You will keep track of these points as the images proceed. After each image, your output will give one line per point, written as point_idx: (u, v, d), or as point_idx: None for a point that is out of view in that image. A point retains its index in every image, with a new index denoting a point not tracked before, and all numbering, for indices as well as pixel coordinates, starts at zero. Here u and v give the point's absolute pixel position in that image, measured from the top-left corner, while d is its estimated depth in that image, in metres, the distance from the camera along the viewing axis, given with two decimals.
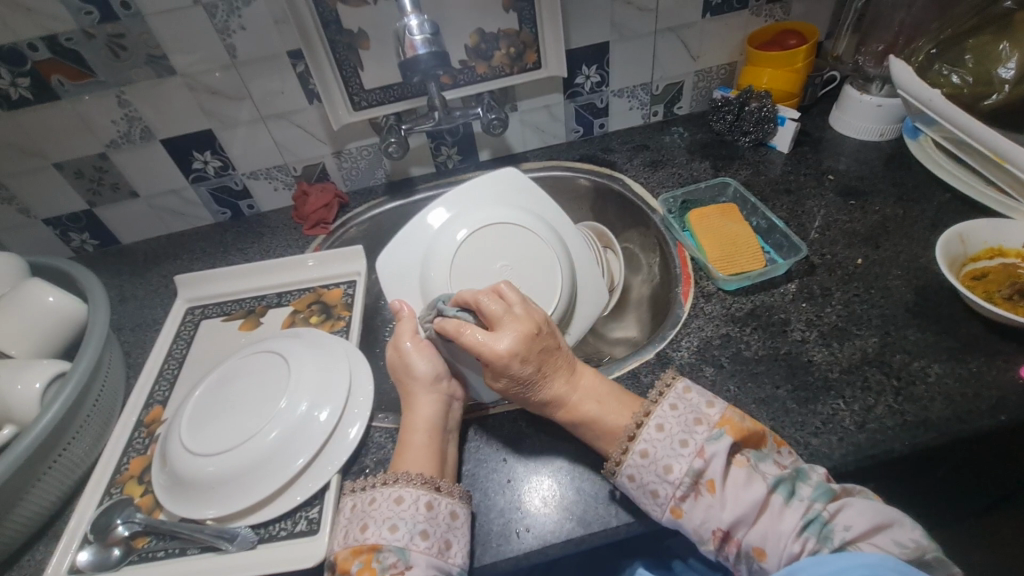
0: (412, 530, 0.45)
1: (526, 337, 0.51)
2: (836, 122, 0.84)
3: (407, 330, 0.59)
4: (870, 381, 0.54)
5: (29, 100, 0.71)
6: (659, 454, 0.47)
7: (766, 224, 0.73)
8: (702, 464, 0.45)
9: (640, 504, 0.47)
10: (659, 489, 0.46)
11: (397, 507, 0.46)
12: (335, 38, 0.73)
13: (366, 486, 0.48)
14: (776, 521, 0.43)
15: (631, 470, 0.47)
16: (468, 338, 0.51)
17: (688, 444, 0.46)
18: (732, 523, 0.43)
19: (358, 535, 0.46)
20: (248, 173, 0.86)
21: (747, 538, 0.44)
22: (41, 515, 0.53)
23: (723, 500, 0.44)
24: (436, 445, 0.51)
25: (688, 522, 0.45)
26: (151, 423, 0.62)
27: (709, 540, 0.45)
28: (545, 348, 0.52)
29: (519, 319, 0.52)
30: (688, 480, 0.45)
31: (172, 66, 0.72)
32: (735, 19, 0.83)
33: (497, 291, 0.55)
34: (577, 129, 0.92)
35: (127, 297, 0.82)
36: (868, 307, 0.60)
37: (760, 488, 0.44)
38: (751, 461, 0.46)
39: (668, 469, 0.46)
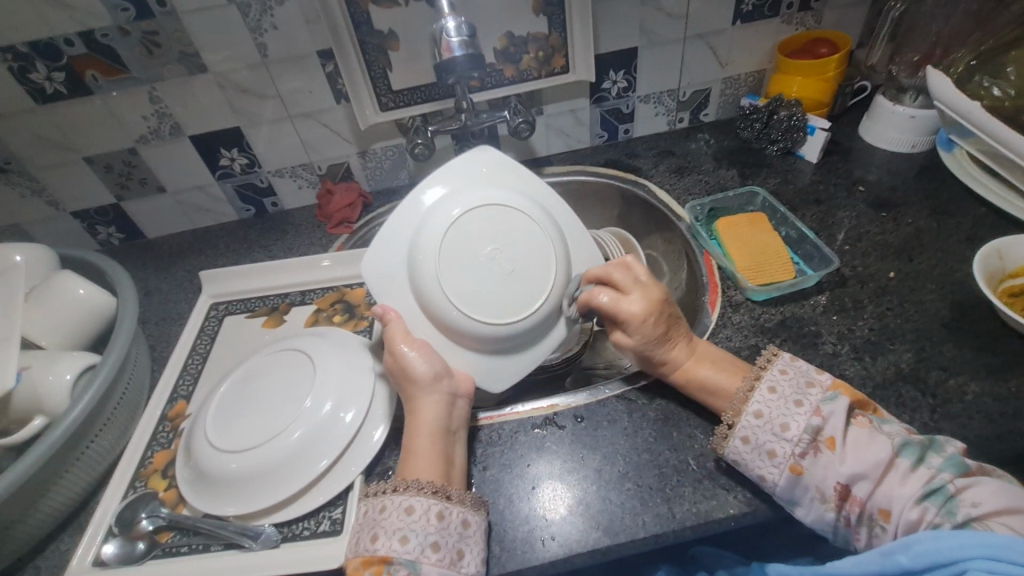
0: (423, 542, 0.45)
1: (658, 305, 0.55)
2: (866, 132, 0.82)
3: (396, 333, 0.55)
4: (904, 397, 0.53)
5: (63, 95, 0.72)
6: (773, 415, 0.48)
7: (796, 235, 0.72)
8: (820, 421, 0.46)
9: (751, 466, 0.48)
10: (776, 448, 0.47)
11: (407, 517, 0.46)
12: (366, 40, 0.74)
13: (377, 492, 0.48)
14: (897, 483, 0.43)
15: (744, 430, 0.48)
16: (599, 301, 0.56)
17: (803, 404, 0.47)
18: (852, 476, 0.44)
19: (368, 545, 0.45)
20: (273, 171, 0.87)
21: (871, 497, 0.44)
22: (68, 506, 0.54)
23: (846, 455, 0.45)
24: (442, 448, 0.51)
25: (810, 479, 0.45)
26: (175, 417, 0.62)
27: (831, 498, 0.45)
28: (671, 317, 0.55)
29: (641, 293, 0.56)
30: (806, 437, 0.46)
31: (203, 64, 0.73)
32: (765, 27, 0.82)
33: (625, 264, 0.57)
34: (602, 133, 0.92)
35: (152, 291, 0.82)
36: (902, 321, 0.59)
37: (885, 449, 0.44)
38: (874, 423, 0.47)
39: (785, 427, 0.47)
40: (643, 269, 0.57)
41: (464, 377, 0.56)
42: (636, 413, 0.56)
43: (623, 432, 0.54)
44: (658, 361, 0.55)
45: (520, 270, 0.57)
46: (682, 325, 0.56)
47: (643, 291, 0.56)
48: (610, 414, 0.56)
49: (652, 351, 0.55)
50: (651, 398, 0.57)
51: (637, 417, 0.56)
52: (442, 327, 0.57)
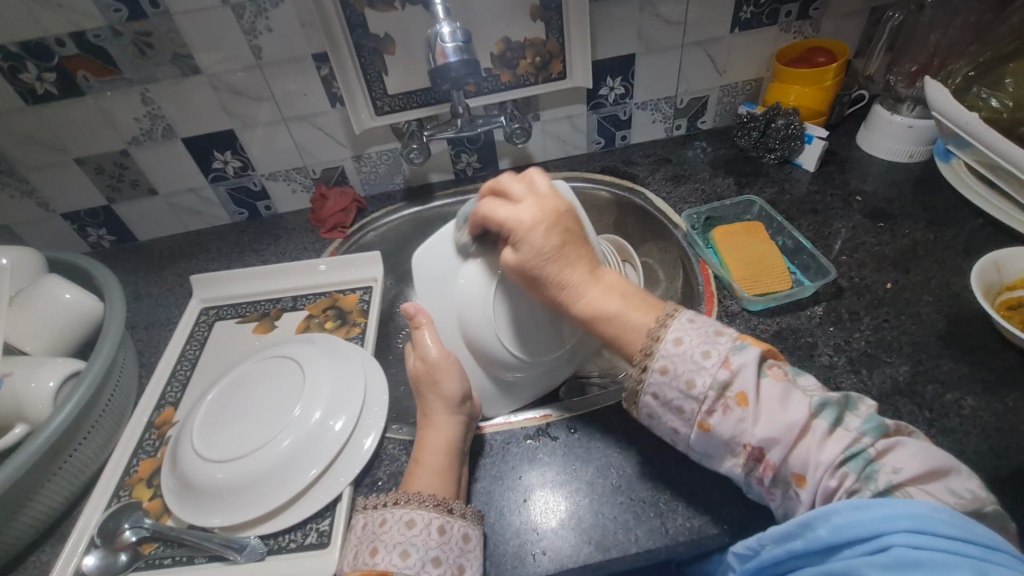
0: (424, 557, 0.44)
1: (550, 213, 0.52)
2: (863, 142, 0.82)
3: (430, 341, 0.55)
4: (900, 411, 0.52)
5: (54, 95, 0.71)
6: (679, 370, 0.45)
7: (792, 244, 0.71)
8: (728, 375, 0.43)
9: (663, 419, 0.46)
10: (684, 405, 0.45)
11: (409, 531, 0.45)
12: (361, 43, 0.73)
13: (378, 505, 0.47)
14: (814, 448, 0.41)
15: (652, 388, 0.46)
16: (492, 209, 0.54)
17: (711, 355, 0.44)
18: (766, 440, 0.41)
19: (367, 559, 0.44)
20: (267, 175, 0.86)
21: (784, 461, 0.41)
22: (49, 516, 0.53)
23: (757, 413, 0.42)
24: (454, 469, 0.50)
25: (718, 434, 0.43)
26: (162, 424, 0.61)
27: (740, 454, 0.43)
28: (567, 230, 0.52)
29: (535, 197, 0.54)
30: (714, 393, 0.43)
31: (197, 65, 0.72)
32: (763, 35, 0.82)
33: (526, 176, 0.57)
34: (599, 140, 0.92)
35: (142, 295, 0.81)
36: (898, 334, 0.59)
37: (801, 410, 0.42)
38: (788, 376, 0.44)
39: (690, 383, 0.44)
40: (547, 184, 0.56)
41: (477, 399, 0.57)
42: (630, 425, 0.55)
43: (617, 444, 0.54)
44: (558, 280, 0.51)
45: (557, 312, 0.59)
46: (583, 245, 0.52)
47: (539, 200, 0.53)
48: (605, 426, 0.55)
49: (545, 269, 0.51)
50: None
51: (631, 428, 0.55)
52: (475, 349, 0.57)
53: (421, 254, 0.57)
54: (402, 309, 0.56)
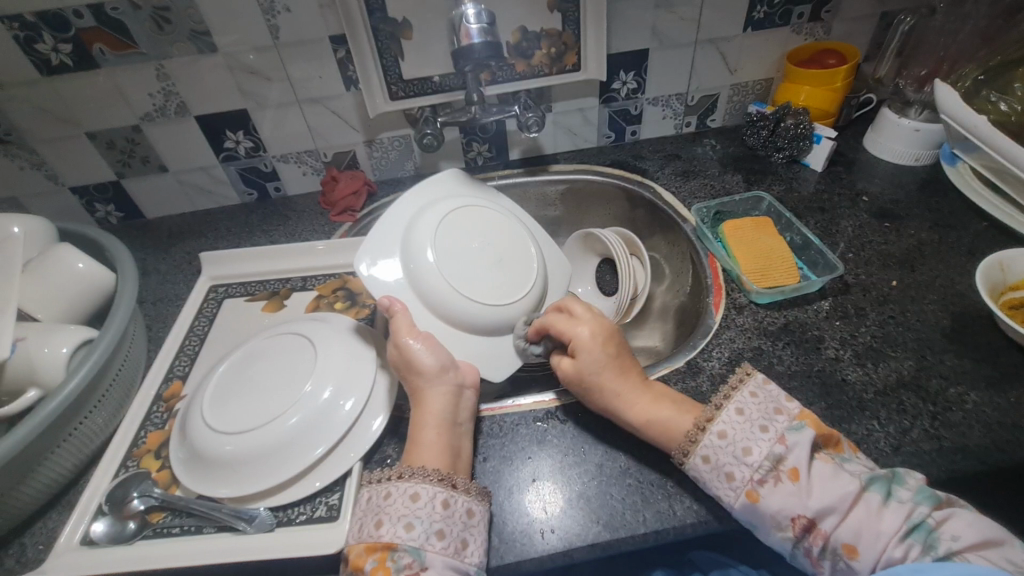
0: (428, 529, 0.44)
1: (607, 325, 0.57)
2: (871, 144, 0.83)
3: (400, 333, 0.54)
4: (905, 404, 0.53)
5: (69, 67, 0.71)
6: (737, 437, 0.46)
7: (800, 241, 0.72)
8: (782, 450, 0.45)
9: (710, 487, 0.46)
10: (735, 472, 0.45)
11: (413, 504, 0.45)
12: (379, 27, 0.73)
13: (382, 479, 0.48)
14: (873, 519, 0.42)
15: (705, 450, 0.47)
16: (558, 325, 0.57)
17: (768, 430, 0.46)
18: (821, 511, 0.42)
19: (372, 531, 0.45)
20: (278, 156, 0.86)
21: (836, 530, 0.42)
22: (57, 483, 0.53)
23: (810, 488, 0.43)
24: (449, 441, 0.50)
25: (768, 505, 0.44)
26: (170, 398, 0.61)
27: (792, 528, 0.43)
28: (619, 347, 0.56)
29: (589, 319, 0.57)
30: (767, 464, 0.45)
31: (214, 43, 0.72)
32: (775, 35, 0.83)
33: (568, 301, 0.60)
34: (609, 134, 0.92)
35: (150, 271, 0.81)
36: (903, 329, 0.60)
37: (853, 482, 0.43)
38: (836, 459, 0.45)
39: (747, 451, 0.45)
40: (589, 306, 0.59)
41: (470, 367, 0.56)
42: None
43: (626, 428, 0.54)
44: (591, 371, 0.53)
45: (506, 258, 0.63)
46: (629, 360, 0.55)
47: (598, 318, 0.57)
48: None
49: (594, 370, 0.53)
50: None
51: None
52: (451, 319, 0.59)
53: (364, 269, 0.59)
54: (377, 303, 0.56)
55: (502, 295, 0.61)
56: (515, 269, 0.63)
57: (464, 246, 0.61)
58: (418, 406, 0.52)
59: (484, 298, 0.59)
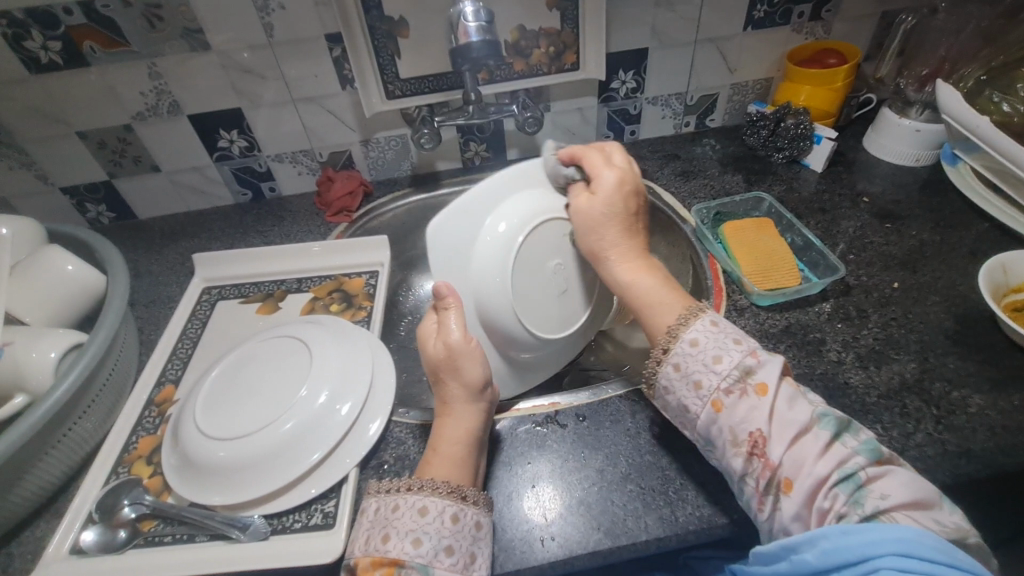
0: (436, 545, 0.43)
1: (625, 182, 0.55)
2: (871, 144, 0.83)
3: (455, 324, 0.53)
4: (909, 408, 0.52)
5: (59, 65, 0.70)
6: (709, 346, 0.46)
7: (801, 242, 0.71)
8: (753, 363, 0.44)
9: (678, 395, 0.47)
10: (703, 379, 0.45)
11: (421, 519, 0.44)
12: (375, 25, 0.72)
13: (390, 490, 0.46)
14: (813, 458, 0.40)
15: (677, 359, 0.47)
16: (592, 164, 0.56)
17: (741, 343, 0.46)
18: (772, 432, 0.41)
19: (379, 545, 0.43)
20: (273, 156, 0.85)
21: (782, 462, 0.40)
22: (45, 490, 0.51)
23: (772, 403, 0.42)
24: (473, 458, 0.49)
25: (729, 416, 0.43)
26: (163, 402, 0.60)
27: (743, 444, 0.42)
28: (633, 207, 0.55)
29: (618, 170, 0.56)
30: (735, 374, 0.44)
31: (208, 41, 0.71)
32: (776, 35, 0.83)
33: (605, 149, 0.58)
34: (608, 134, 0.92)
35: (142, 272, 0.80)
36: (906, 332, 0.59)
37: (806, 413, 0.42)
38: (801, 389, 0.44)
39: (717, 359, 0.45)
40: (624, 160, 0.57)
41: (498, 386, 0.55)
42: (639, 414, 0.55)
43: (626, 432, 0.54)
44: (604, 249, 0.54)
45: (568, 288, 0.59)
46: (641, 221, 0.56)
47: (626, 167, 0.56)
48: (614, 414, 0.55)
49: (604, 212, 0.54)
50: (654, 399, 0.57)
51: (640, 417, 0.55)
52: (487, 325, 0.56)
53: (437, 226, 0.55)
54: (433, 287, 0.54)
55: (547, 324, 0.58)
56: (573, 302, 0.59)
57: (537, 256, 0.56)
58: (448, 415, 0.51)
59: (530, 319, 0.56)
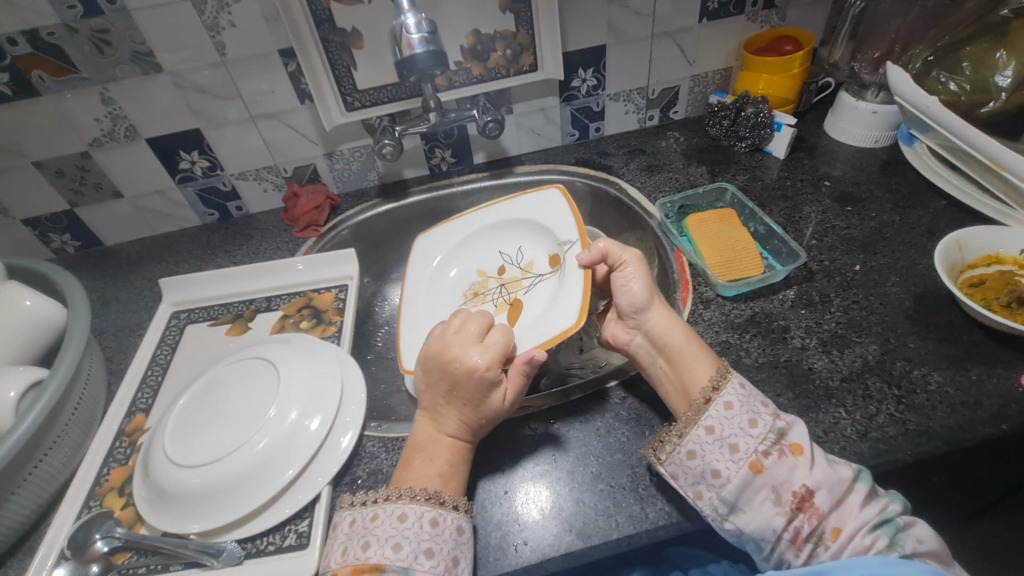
0: (416, 548, 0.44)
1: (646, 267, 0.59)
2: (831, 128, 0.84)
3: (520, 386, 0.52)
4: (871, 389, 0.53)
5: (8, 96, 0.69)
6: (743, 409, 0.47)
7: (763, 230, 0.72)
8: (784, 426, 0.46)
9: (711, 458, 0.46)
10: (739, 443, 0.46)
11: (400, 525, 0.44)
12: (328, 38, 0.72)
13: (366, 502, 0.46)
14: (856, 507, 0.43)
15: (711, 420, 0.47)
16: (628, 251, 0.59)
17: (769, 406, 0.48)
18: (819, 486, 0.43)
19: (359, 553, 0.44)
20: (237, 174, 0.84)
21: (826, 510, 0.43)
22: (15, 530, 0.51)
23: (810, 463, 0.45)
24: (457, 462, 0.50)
25: (768, 477, 0.44)
26: (133, 432, 0.59)
27: (785, 503, 0.44)
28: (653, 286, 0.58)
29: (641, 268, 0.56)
30: (772, 437, 0.46)
31: (159, 63, 0.70)
32: (731, 25, 0.83)
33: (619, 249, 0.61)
34: (572, 132, 0.92)
35: (109, 300, 0.79)
36: (867, 314, 0.60)
37: (847, 470, 0.45)
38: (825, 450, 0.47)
39: (753, 422, 0.46)
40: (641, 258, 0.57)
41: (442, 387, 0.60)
42: (608, 413, 0.56)
43: (596, 432, 0.54)
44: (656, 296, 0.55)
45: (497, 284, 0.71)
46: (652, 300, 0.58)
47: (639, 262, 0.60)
48: (584, 414, 0.56)
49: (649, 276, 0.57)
50: (623, 396, 0.57)
51: (609, 416, 0.55)
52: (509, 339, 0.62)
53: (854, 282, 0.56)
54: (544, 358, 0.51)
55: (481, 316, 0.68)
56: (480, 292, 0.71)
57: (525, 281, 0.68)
58: (434, 423, 0.52)
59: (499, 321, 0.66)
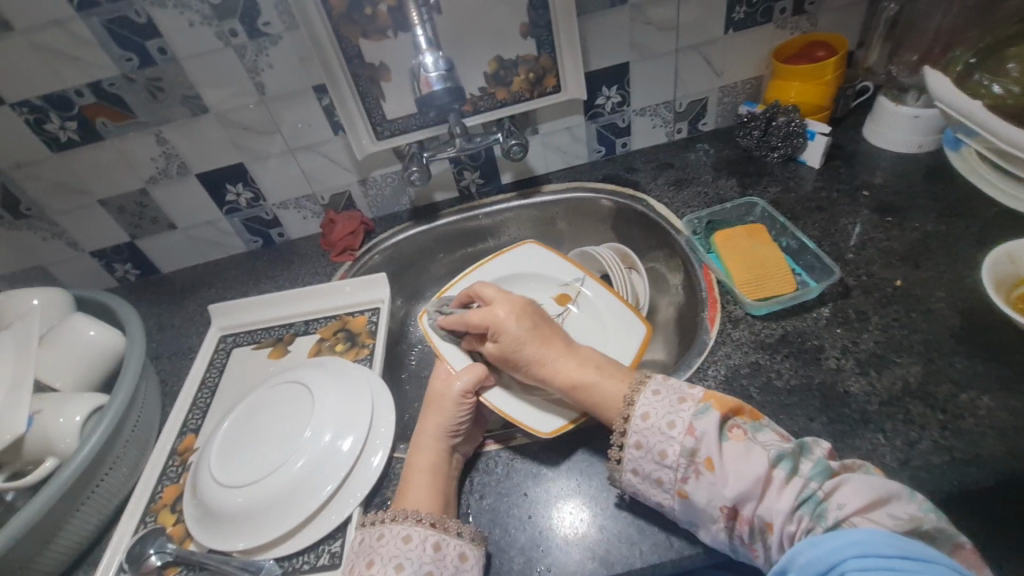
0: (418, 570, 0.45)
1: (519, 308, 0.60)
2: (871, 134, 0.81)
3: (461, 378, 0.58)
4: (912, 414, 0.51)
5: (76, 142, 0.76)
6: (652, 442, 0.48)
7: (796, 245, 0.69)
8: (693, 442, 0.46)
9: (648, 493, 0.48)
10: (662, 475, 0.47)
11: (404, 546, 0.46)
12: (358, 72, 0.75)
13: (377, 521, 0.49)
14: (774, 496, 0.42)
15: (631, 465, 0.48)
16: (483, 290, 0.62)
17: (676, 425, 0.47)
18: (738, 498, 0.43)
19: (364, 571, 0.45)
20: (278, 204, 0.89)
21: (759, 514, 0.42)
22: (81, 543, 0.56)
23: (724, 476, 0.44)
24: (440, 487, 0.52)
25: (696, 500, 0.45)
26: (185, 451, 0.64)
27: (720, 519, 0.44)
28: (536, 321, 0.59)
29: (506, 301, 0.60)
30: (684, 460, 0.46)
31: (205, 105, 0.76)
32: (760, 34, 0.81)
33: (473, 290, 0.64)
34: (599, 149, 0.92)
35: (165, 325, 0.85)
36: (909, 332, 0.57)
37: (760, 462, 0.43)
38: (748, 433, 0.46)
39: (663, 453, 0.47)
40: (499, 287, 0.62)
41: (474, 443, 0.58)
42: None
43: None
44: (545, 357, 0.56)
45: None
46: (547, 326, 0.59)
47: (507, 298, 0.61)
48: (609, 439, 0.56)
49: (522, 349, 0.57)
50: None
51: None
52: None
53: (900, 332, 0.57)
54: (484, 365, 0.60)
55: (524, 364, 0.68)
56: None
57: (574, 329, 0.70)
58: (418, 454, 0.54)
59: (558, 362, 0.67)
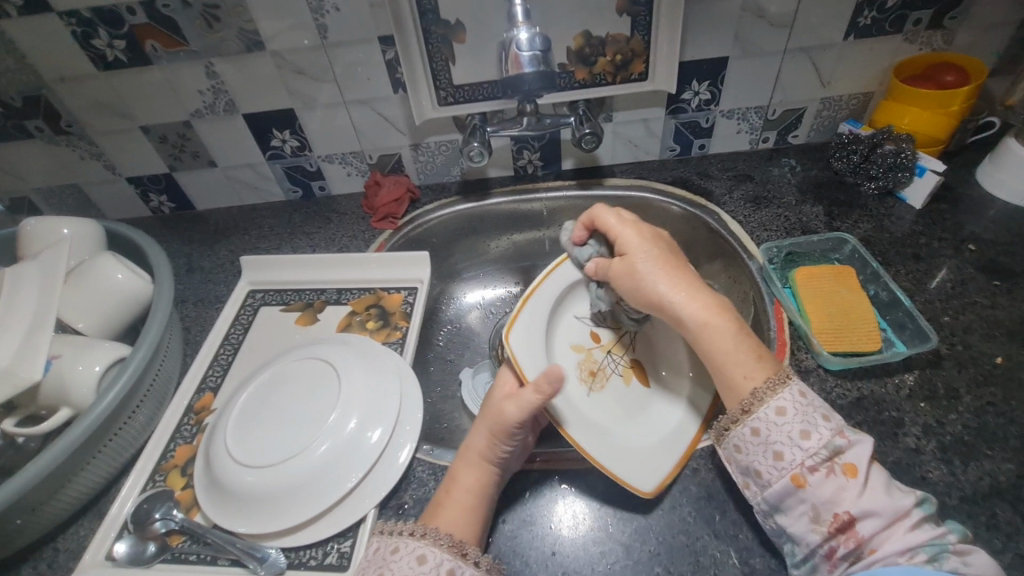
0: None
1: (654, 237, 0.54)
2: (986, 179, 0.72)
3: None
4: (998, 518, 0.45)
5: (123, 63, 0.71)
6: (772, 436, 0.43)
7: (886, 296, 0.62)
8: (842, 443, 0.42)
9: (752, 459, 0.44)
10: (785, 451, 0.43)
11: (417, 566, 0.42)
12: (430, 29, 0.68)
13: (393, 532, 0.45)
14: (902, 530, 0.39)
15: (757, 423, 0.44)
16: (604, 220, 0.55)
17: (830, 420, 0.43)
18: (866, 512, 0.39)
19: None
20: (324, 156, 0.84)
21: (871, 538, 0.39)
22: (88, 494, 0.54)
23: (862, 488, 0.40)
24: (477, 513, 0.47)
25: (811, 494, 0.41)
26: (201, 410, 0.61)
27: (826, 523, 0.40)
28: (669, 249, 0.54)
29: (635, 223, 0.55)
30: (824, 453, 0.42)
31: (262, 42, 0.70)
32: (883, 45, 0.72)
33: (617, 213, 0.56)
34: (673, 147, 0.84)
35: (195, 268, 0.82)
36: (1005, 422, 0.51)
37: (906, 499, 0.40)
38: (891, 475, 0.42)
39: (806, 435, 0.43)
40: (626, 215, 0.55)
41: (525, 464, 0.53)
42: (675, 485, 0.51)
43: (659, 504, 0.50)
44: (660, 288, 0.50)
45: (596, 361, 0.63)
46: (686, 261, 0.53)
47: (642, 227, 0.54)
48: None
49: (639, 261, 0.51)
50: (694, 469, 0.52)
51: (676, 488, 0.51)
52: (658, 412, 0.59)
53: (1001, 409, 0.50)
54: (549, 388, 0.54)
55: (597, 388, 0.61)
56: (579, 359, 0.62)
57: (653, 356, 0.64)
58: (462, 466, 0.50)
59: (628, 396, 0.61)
